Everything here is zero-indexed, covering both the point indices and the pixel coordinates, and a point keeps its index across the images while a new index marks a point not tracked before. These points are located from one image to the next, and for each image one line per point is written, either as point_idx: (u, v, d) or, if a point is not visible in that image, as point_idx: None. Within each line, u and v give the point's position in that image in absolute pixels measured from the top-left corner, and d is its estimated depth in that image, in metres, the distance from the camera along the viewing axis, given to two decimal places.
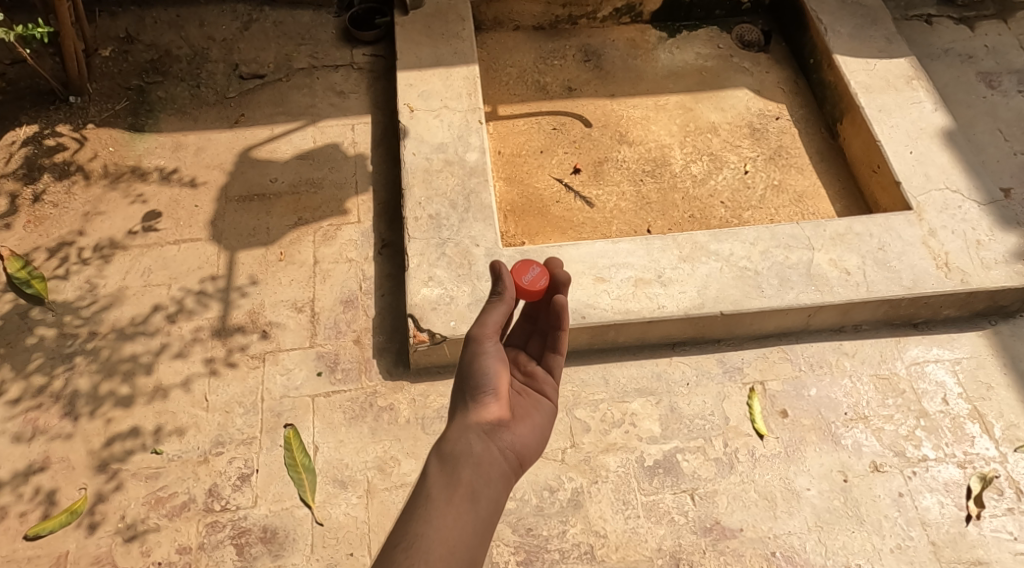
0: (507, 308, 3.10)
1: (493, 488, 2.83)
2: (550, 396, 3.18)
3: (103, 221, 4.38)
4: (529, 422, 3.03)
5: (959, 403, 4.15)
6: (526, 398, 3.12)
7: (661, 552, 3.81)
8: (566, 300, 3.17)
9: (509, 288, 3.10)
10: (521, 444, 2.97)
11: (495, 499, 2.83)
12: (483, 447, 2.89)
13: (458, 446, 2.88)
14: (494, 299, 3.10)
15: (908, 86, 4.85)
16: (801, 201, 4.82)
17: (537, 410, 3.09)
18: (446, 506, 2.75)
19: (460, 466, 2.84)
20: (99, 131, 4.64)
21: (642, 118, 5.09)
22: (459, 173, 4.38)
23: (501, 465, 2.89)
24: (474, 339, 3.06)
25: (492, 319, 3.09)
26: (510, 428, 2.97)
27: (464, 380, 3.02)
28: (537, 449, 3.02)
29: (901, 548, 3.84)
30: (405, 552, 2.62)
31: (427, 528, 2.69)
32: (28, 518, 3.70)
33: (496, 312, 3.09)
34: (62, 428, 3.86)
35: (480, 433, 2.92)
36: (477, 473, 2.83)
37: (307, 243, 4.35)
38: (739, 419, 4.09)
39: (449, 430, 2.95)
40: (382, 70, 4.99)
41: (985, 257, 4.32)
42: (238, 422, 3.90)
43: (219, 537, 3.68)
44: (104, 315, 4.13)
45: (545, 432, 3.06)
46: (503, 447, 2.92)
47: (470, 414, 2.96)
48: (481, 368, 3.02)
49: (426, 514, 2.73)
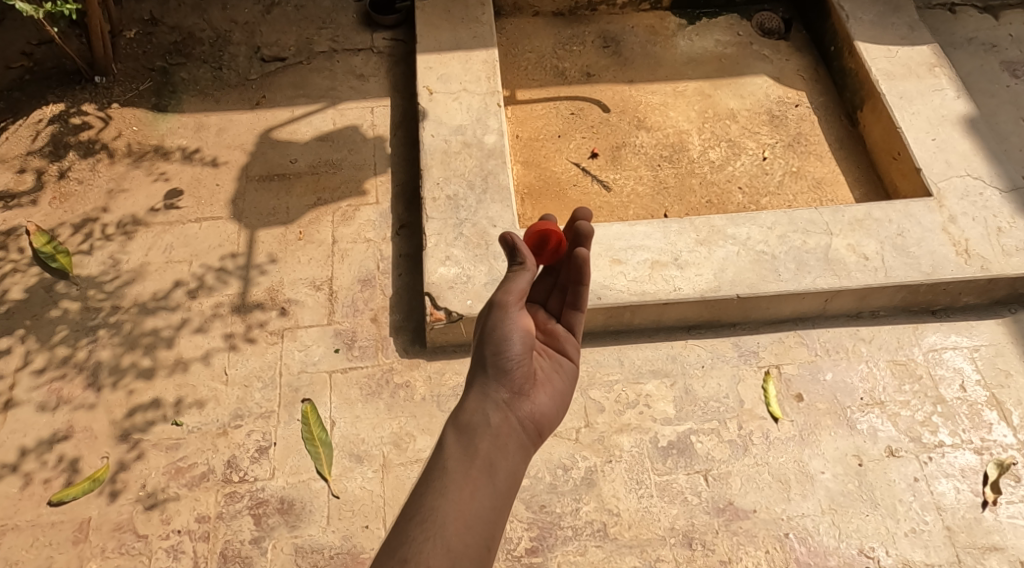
0: (532, 277, 3.07)
1: (511, 460, 2.88)
2: (572, 357, 3.21)
3: (127, 199, 4.45)
4: (548, 389, 3.08)
5: (977, 390, 4.14)
6: (548, 361, 3.16)
7: (674, 531, 3.83)
8: (589, 253, 3.16)
9: (529, 259, 3.08)
10: (541, 414, 3.01)
11: (512, 471, 2.87)
12: (501, 418, 2.93)
13: (476, 417, 2.92)
14: (518, 268, 3.07)
15: (930, 73, 4.83)
16: (819, 188, 4.82)
17: (559, 374, 3.14)
18: (464, 480, 2.77)
19: (477, 438, 2.87)
20: (123, 111, 4.72)
21: (660, 104, 5.10)
22: (477, 155, 4.42)
23: (518, 435, 2.93)
24: (499, 307, 3.07)
25: (517, 286, 3.06)
26: (529, 397, 3.01)
27: (487, 346, 3.02)
28: (557, 416, 3.07)
29: (916, 532, 3.83)
30: (420, 527, 2.64)
31: (443, 502, 2.71)
32: (53, 484, 3.77)
33: (523, 281, 3.07)
34: (85, 399, 3.94)
35: (499, 402, 2.97)
36: (495, 445, 2.87)
37: (326, 223, 4.40)
38: (754, 402, 4.10)
39: (467, 397, 2.98)
40: (401, 54, 5.04)
41: (1006, 243, 4.31)
42: (257, 396, 3.96)
43: (237, 507, 3.74)
44: (127, 289, 4.20)
45: (564, 399, 3.11)
46: (522, 417, 2.97)
47: (488, 385, 2.98)
48: (505, 337, 3.02)
49: (443, 489, 2.74)
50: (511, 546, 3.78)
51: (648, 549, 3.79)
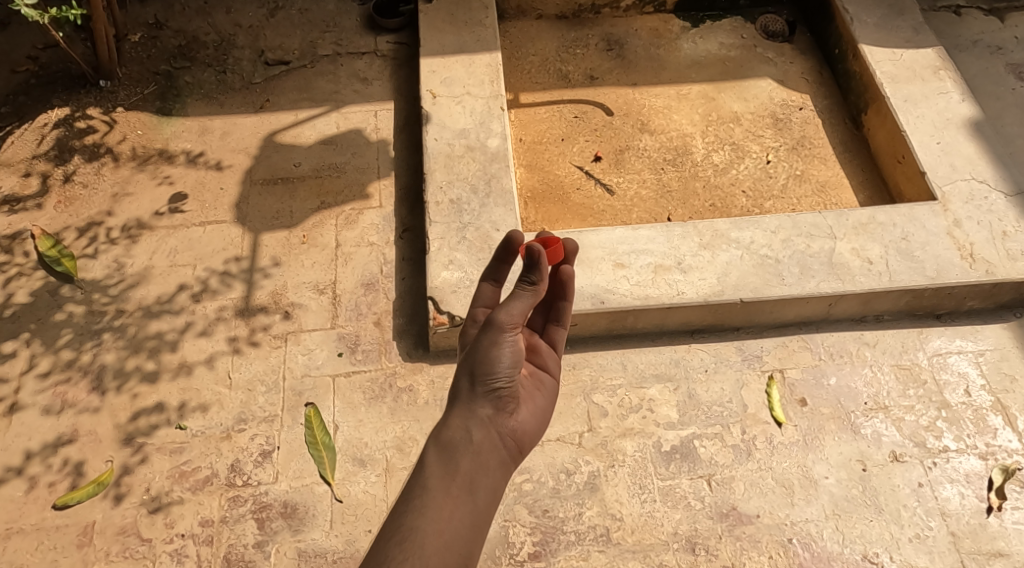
0: (537, 302, 3.03)
1: (491, 478, 2.88)
2: (553, 372, 3.21)
3: (132, 202, 4.46)
4: (530, 406, 3.08)
5: (982, 395, 4.13)
6: (531, 378, 3.16)
7: (677, 536, 3.82)
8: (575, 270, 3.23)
9: (543, 280, 3.02)
10: (523, 430, 3.02)
11: (492, 489, 2.88)
12: (483, 435, 2.93)
13: (458, 435, 2.91)
14: (527, 291, 3.01)
15: (935, 76, 4.82)
16: (824, 191, 4.81)
17: (541, 392, 3.14)
18: (443, 499, 2.77)
19: (459, 456, 2.87)
20: (128, 115, 4.73)
21: (664, 107, 5.09)
22: (481, 159, 4.42)
23: (499, 452, 2.94)
24: (497, 327, 3.00)
25: (516, 310, 3.01)
26: (512, 414, 3.01)
27: (475, 364, 2.99)
28: (537, 432, 3.08)
29: (920, 538, 3.82)
30: (399, 547, 2.64)
31: (422, 522, 2.71)
32: (57, 488, 3.78)
33: (526, 304, 3.02)
34: (90, 402, 3.95)
35: (481, 420, 2.96)
36: (476, 462, 2.87)
37: (330, 227, 4.41)
38: (757, 406, 4.09)
39: (450, 415, 2.97)
40: (405, 57, 5.04)
41: (1011, 248, 4.30)
42: (261, 400, 3.96)
43: (240, 511, 3.74)
44: (131, 293, 4.21)
45: (545, 416, 3.11)
46: (504, 434, 2.97)
47: (472, 402, 2.97)
48: (496, 357, 2.99)
49: (422, 508, 2.75)
50: (514, 550, 3.78)
51: (651, 554, 3.79)
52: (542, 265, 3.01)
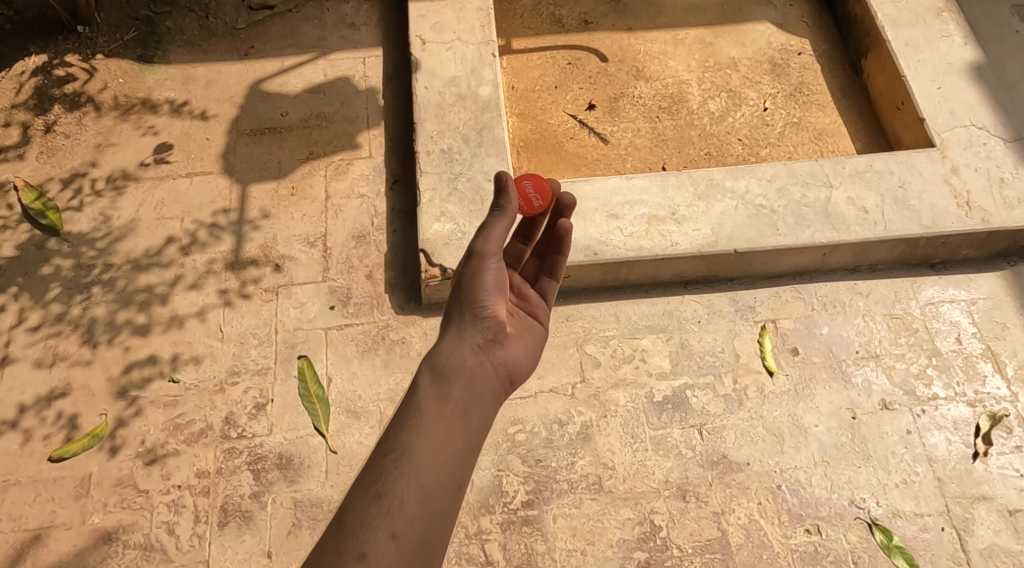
0: (510, 223, 3.03)
1: (485, 403, 2.87)
2: (543, 321, 3.24)
3: (116, 153, 4.40)
4: (522, 343, 3.08)
5: (973, 342, 4.14)
6: (521, 318, 3.17)
7: (668, 484, 3.87)
8: (570, 225, 3.28)
9: (513, 202, 3.03)
10: (514, 363, 3.02)
11: (486, 416, 2.86)
12: (477, 362, 2.92)
13: (451, 360, 2.89)
14: (496, 213, 3.02)
15: (937, 19, 4.72)
16: (820, 139, 4.75)
17: (532, 332, 3.15)
18: (438, 420, 2.75)
19: (452, 380, 2.85)
20: (108, 62, 4.63)
21: (659, 53, 5.00)
22: (472, 108, 4.35)
23: (492, 381, 2.92)
24: (477, 255, 3.02)
25: (496, 234, 3.02)
26: (504, 345, 3.01)
27: (463, 293, 3.00)
28: (529, 368, 3.07)
29: (907, 483, 3.88)
30: (394, 463, 2.63)
31: (417, 440, 2.69)
32: (52, 441, 3.81)
33: (500, 228, 3.03)
34: (82, 356, 3.95)
35: (473, 348, 2.95)
36: (470, 387, 2.85)
37: (319, 177, 4.36)
38: (750, 356, 4.11)
39: (442, 341, 2.96)
40: (393, 2, 4.93)
41: (1008, 195, 4.27)
42: (254, 353, 3.97)
43: (236, 463, 3.78)
44: (119, 245, 4.18)
45: (537, 354, 3.11)
46: (497, 363, 2.97)
47: (464, 329, 2.97)
48: (481, 285, 3.00)
49: (417, 427, 2.72)
50: (507, 499, 3.83)
51: (642, 502, 3.84)
52: (511, 188, 3.04)
